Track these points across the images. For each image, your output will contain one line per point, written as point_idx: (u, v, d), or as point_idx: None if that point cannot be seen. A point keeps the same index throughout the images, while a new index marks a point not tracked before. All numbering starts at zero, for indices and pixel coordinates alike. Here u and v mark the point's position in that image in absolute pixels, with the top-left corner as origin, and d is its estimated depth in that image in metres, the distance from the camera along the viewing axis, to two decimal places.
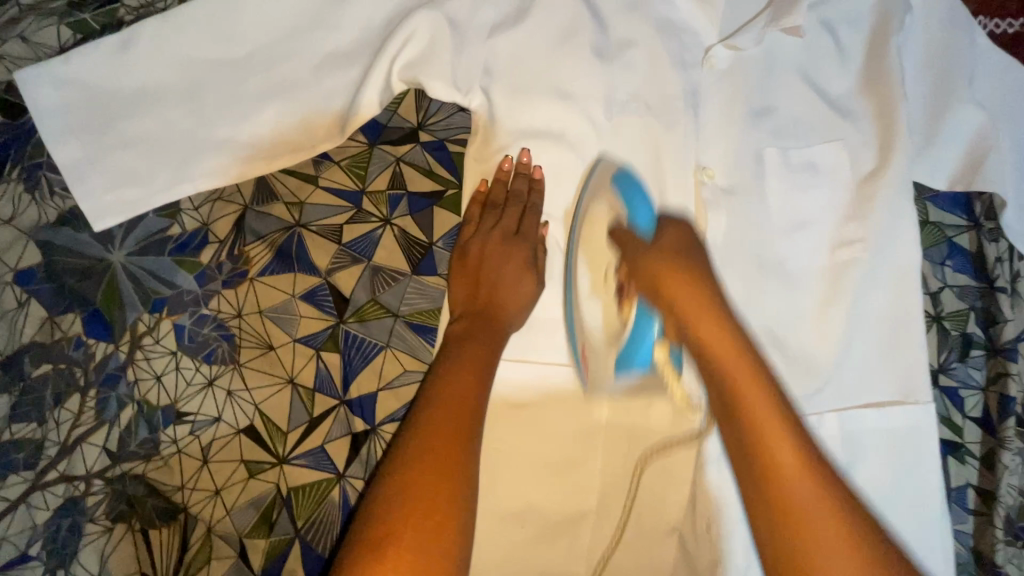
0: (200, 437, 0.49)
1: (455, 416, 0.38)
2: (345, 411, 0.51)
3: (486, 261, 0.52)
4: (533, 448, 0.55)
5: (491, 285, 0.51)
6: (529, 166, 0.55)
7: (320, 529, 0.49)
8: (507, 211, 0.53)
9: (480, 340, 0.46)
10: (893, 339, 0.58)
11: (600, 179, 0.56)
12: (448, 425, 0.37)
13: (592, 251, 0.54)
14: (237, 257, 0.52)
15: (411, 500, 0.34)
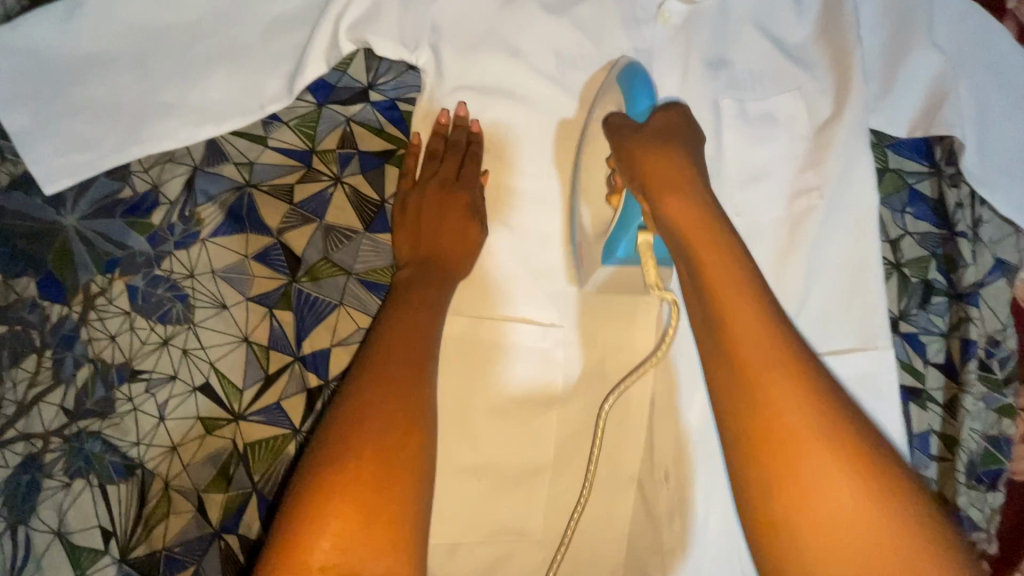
0: (155, 394, 0.50)
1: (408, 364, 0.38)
2: (299, 367, 0.52)
3: (429, 218, 0.52)
4: (486, 404, 0.55)
5: (434, 235, 0.51)
6: (467, 119, 0.55)
7: (276, 482, 0.50)
8: (446, 162, 0.53)
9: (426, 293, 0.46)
10: (850, 286, 0.58)
11: (609, 80, 0.52)
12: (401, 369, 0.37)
13: (591, 176, 0.52)
14: (189, 219, 0.52)
15: (360, 447, 0.33)
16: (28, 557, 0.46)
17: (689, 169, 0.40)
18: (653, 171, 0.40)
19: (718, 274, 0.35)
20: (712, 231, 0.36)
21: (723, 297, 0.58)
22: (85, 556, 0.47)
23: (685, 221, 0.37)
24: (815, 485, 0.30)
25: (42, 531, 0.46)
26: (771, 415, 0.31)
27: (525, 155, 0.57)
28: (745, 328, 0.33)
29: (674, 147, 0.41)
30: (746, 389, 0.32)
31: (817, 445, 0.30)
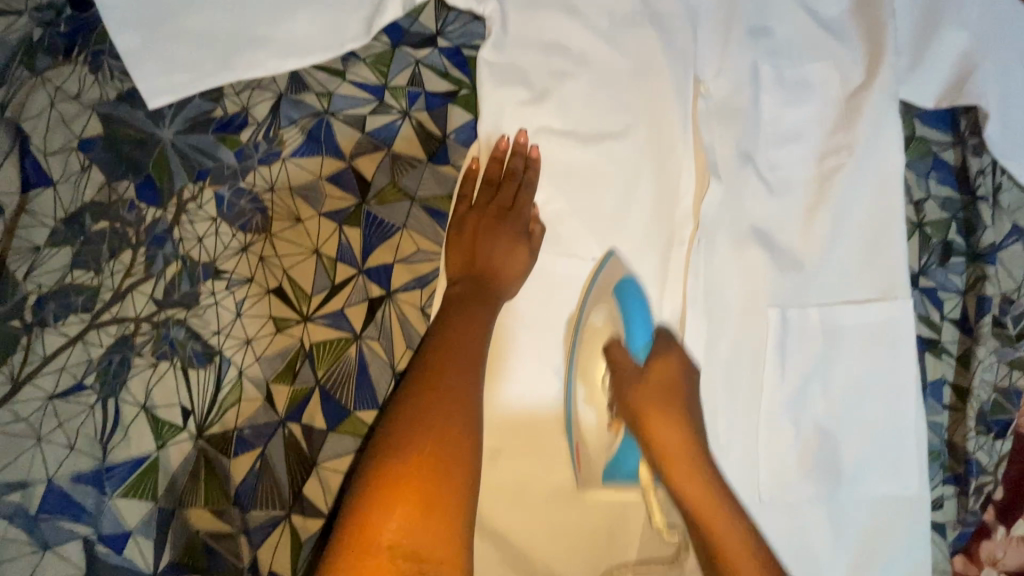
0: (234, 293, 0.55)
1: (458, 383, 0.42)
2: (363, 279, 0.57)
3: (484, 233, 0.56)
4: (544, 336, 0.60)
5: (489, 258, 0.55)
6: (526, 146, 0.59)
7: (339, 379, 0.55)
8: (504, 188, 0.58)
9: (472, 313, 0.51)
10: (874, 239, 0.62)
11: (601, 288, 0.60)
12: (452, 379, 0.42)
13: (586, 368, 0.58)
14: (272, 139, 0.57)
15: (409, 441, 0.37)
16: (117, 425, 0.51)
17: (662, 405, 0.53)
18: (650, 420, 0.52)
19: (658, 423, 0.52)
20: (686, 455, 0.51)
21: (751, 241, 0.61)
22: (166, 429, 0.52)
23: (670, 454, 0.51)
24: (728, 546, 0.47)
25: (130, 403, 0.51)
26: (715, 526, 0.48)
27: (576, 104, 0.63)
28: (710, 514, 0.48)
29: (670, 393, 0.54)
30: (716, 558, 0.47)
31: (726, 523, 0.48)
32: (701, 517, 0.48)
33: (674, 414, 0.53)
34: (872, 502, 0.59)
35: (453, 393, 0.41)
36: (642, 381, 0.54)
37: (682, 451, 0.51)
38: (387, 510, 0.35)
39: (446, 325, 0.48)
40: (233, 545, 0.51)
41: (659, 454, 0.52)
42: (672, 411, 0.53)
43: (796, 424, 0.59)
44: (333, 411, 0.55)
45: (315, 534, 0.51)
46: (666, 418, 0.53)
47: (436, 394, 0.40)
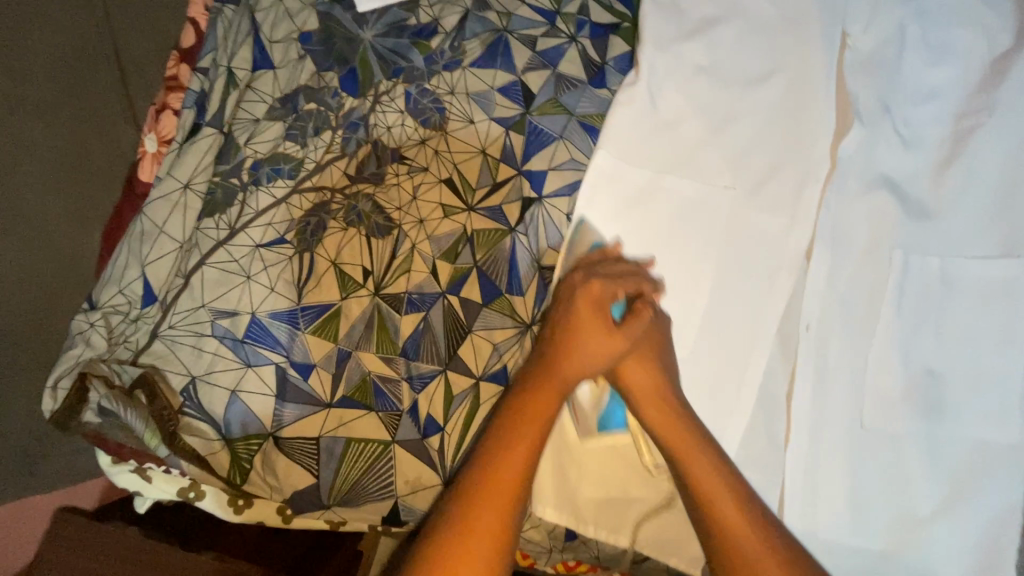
0: (413, 177, 0.63)
1: (497, 506, 0.47)
2: (520, 180, 0.64)
3: (587, 309, 0.56)
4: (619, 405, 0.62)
5: (582, 337, 0.55)
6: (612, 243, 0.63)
7: (495, 264, 0.62)
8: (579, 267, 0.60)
9: (545, 402, 0.53)
10: (1003, 199, 0.64)
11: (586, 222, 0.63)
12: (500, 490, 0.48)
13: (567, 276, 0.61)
14: (457, 49, 0.65)
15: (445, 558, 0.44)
16: (311, 274, 0.60)
17: (651, 341, 0.58)
18: (631, 329, 0.56)
19: (675, 426, 0.55)
20: (713, 469, 0.53)
21: (882, 188, 0.65)
22: (349, 283, 0.60)
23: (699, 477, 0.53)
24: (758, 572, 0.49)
25: (323, 259, 0.60)
26: (727, 516, 0.51)
27: (727, 44, 0.67)
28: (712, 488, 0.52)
29: (647, 348, 0.58)
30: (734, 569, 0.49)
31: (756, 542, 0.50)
32: (709, 501, 0.52)
33: (654, 359, 0.58)
34: (972, 443, 0.62)
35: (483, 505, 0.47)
36: (631, 352, 0.57)
37: (708, 469, 0.53)
38: None
39: (496, 441, 0.50)
40: (397, 389, 0.59)
41: (652, 410, 0.56)
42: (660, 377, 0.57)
43: (903, 361, 0.63)
44: (488, 290, 0.62)
45: (467, 390, 0.59)
46: (648, 383, 0.57)
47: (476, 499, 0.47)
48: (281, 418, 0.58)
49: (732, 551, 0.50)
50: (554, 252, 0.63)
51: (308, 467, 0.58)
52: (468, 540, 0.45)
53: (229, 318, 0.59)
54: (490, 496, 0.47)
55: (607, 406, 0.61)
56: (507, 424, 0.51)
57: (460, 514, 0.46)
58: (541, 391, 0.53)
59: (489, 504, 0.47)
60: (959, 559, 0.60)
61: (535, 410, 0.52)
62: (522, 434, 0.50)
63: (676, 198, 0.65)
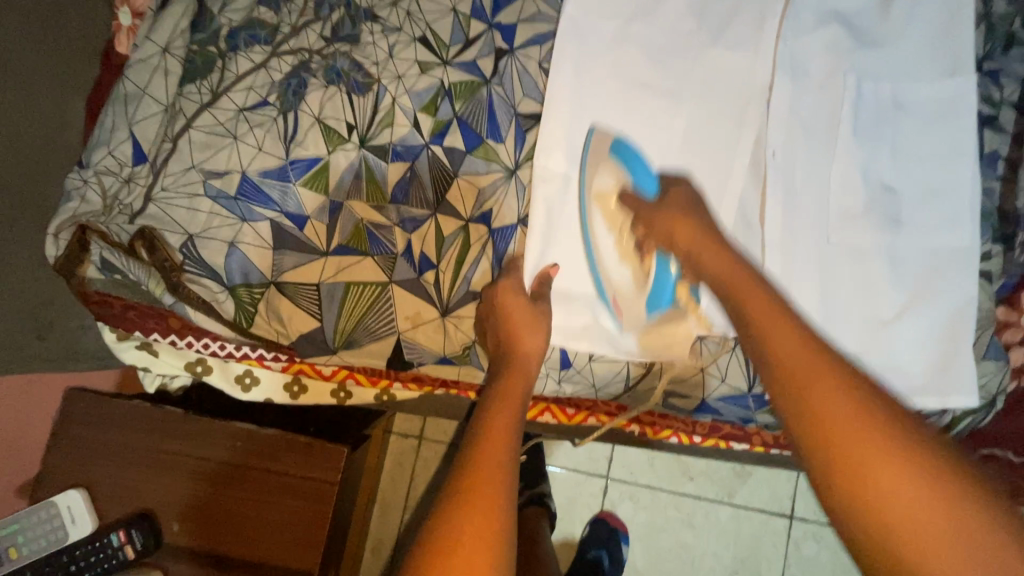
0: (388, 36, 0.65)
1: (502, 438, 0.53)
2: (493, 34, 0.66)
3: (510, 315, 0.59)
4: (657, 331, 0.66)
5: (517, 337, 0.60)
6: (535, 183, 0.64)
7: (474, 115, 0.65)
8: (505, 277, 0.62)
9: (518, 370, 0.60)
10: (945, 24, 0.69)
11: (597, 152, 0.66)
12: (493, 450, 0.52)
13: (608, 214, 0.65)
14: None
15: (467, 501, 0.48)
16: (297, 131, 0.62)
17: (681, 215, 0.61)
18: (681, 233, 0.60)
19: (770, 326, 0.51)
20: (811, 358, 0.48)
21: (834, 22, 0.69)
22: (334, 137, 0.62)
23: (791, 360, 0.49)
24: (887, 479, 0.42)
25: (308, 115, 0.62)
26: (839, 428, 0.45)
27: None
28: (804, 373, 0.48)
29: (686, 209, 0.62)
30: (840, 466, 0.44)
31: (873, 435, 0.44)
32: (808, 382, 0.47)
33: (686, 215, 0.61)
34: (926, 247, 0.67)
35: (490, 455, 0.51)
36: (666, 212, 0.62)
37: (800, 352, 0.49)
38: (461, 554, 0.45)
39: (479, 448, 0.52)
40: (389, 234, 0.62)
41: (695, 253, 0.60)
42: (702, 241, 0.60)
43: (863, 179, 0.68)
44: (470, 138, 0.64)
45: (457, 231, 0.62)
46: (690, 235, 0.60)
47: (484, 461, 0.51)
48: (280, 265, 0.60)
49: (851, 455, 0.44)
50: (530, 101, 0.66)
51: (311, 312, 0.60)
52: (482, 475, 0.49)
53: (220, 178, 0.61)
54: (487, 477, 0.49)
55: (654, 281, 0.65)
56: (484, 425, 0.54)
57: (454, 524, 0.46)
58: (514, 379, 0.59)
59: (488, 472, 0.50)
60: (926, 352, 0.66)
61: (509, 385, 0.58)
62: (497, 433, 0.53)
63: (643, 44, 0.68)
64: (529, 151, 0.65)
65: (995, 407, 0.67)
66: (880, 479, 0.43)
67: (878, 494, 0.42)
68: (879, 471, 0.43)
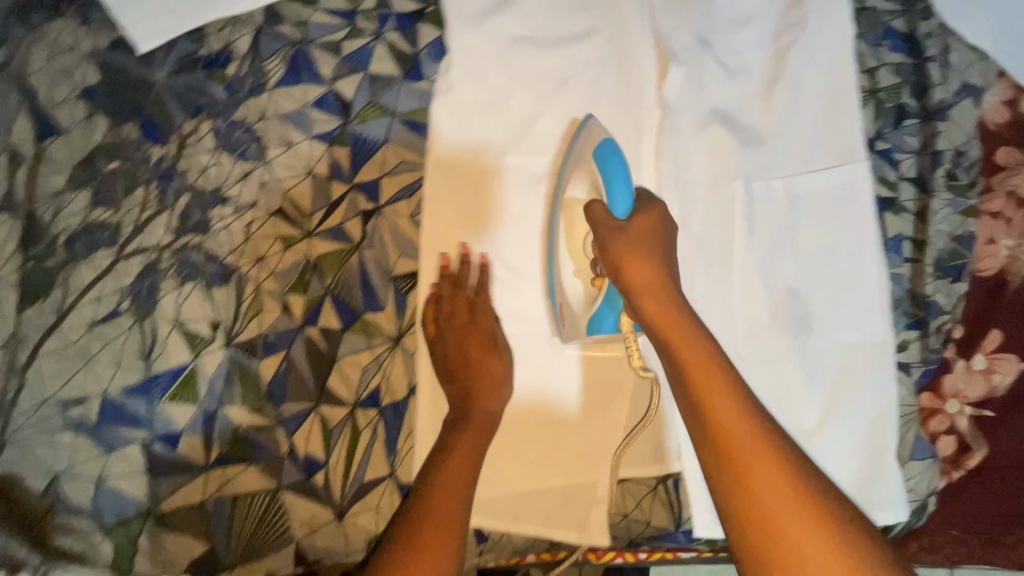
0: (242, 216, 0.60)
1: (453, 479, 0.52)
2: (355, 194, 0.62)
3: (473, 329, 0.61)
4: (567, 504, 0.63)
5: (468, 384, 0.59)
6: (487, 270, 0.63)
7: (346, 286, 0.60)
8: (474, 300, 0.62)
9: (472, 435, 0.57)
10: (829, 109, 0.66)
11: (578, 153, 0.61)
12: (442, 500, 0.51)
13: (573, 235, 0.61)
14: (257, 72, 0.61)
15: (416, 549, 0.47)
16: (156, 341, 0.57)
17: (635, 246, 0.54)
18: (633, 266, 0.53)
19: (682, 339, 0.49)
20: (715, 373, 0.48)
21: (716, 123, 0.65)
22: (198, 341, 0.57)
23: (695, 369, 0.48)
24: (773, 508, 0.43)
25: (165, 321, 0.57)
26: (732, 441, 0.45)
27: (537, 7, 0.65)
28: (700, 373, 0.48)
29: (646, 241, 0.54)
30: (739, 475, 0.44)
31: (771, 473, 0.44)
32: (704, 395, 0.47)
33: (651, 253, 0.54)
34: (837, 347, 0.64)
35: (440, 509, 0.50)
36: (626, 235, 0.54)
37: (704, 370, 0.48)
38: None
39: (437, 478, 0.52)
40: (272, 435, 0.58)
41: (638, 298, 0.52)
42: (660, 283, 0.52)
43: (766, 284, 0.64)
44: (345, 313, 0.60)
45: (345, 419, 0.58)
46: (646, 279, 0.52)
47: (433, 521, 0.49)
48: (158, 493, 0.55)
49: (749, 481, 0.44)
50: (406, 260, 0.62)
51: (198, 532, 0.56)
52: (435, 514, 0.49)
53: (77, 406, 0.54)
54: (433, 536, 0.48)
55: (597, 308, 0.58)
56: (428, 478, 0.53)
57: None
58: (465, 433, 0.57)
59: (439, 529, 0.48)
60: (850, 461, 0.63)
61: (467, 441, 0.56)
62: (449, 475, 0.53)
63: (519, 177, 0.64)
64: (413, 317, 0.61)
65: (927, 508, 0.65)
66: (767, 499, 0.43)
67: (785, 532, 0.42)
68: (768, 495, 0.43)
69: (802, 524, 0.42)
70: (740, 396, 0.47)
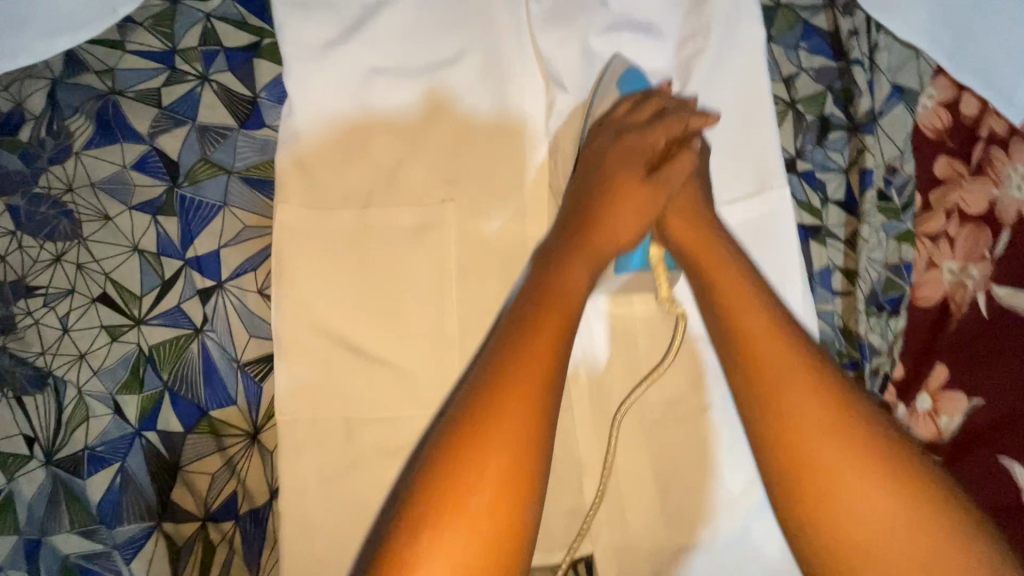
0: (55, 307, 0.51)
1: (514, 435, 0.36)
2: (190, 271, 0.52)
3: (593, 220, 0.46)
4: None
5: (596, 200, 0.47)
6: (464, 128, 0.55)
7: (185, 379, 0.52)
8: (610, 164, 0.48)
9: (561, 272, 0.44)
10: (741, 130, 0.57)
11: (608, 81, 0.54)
12: (503, 406, 0.36)
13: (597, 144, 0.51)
14: (59, 133, 0.52)
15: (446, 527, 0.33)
16: None
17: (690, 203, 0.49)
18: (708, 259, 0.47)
19: (724, 276, 0.46)
20: (772, 330, 0.43)
21: None
22: (10, 461, 0.49)
23: (744, 328, 0.43)
24: (838, 464, 0.38)
25: None
26: (785, 394, 0.41)
27: (396, 30, 0.55)
28: (758, 343, 0.43)
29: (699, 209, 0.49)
30: (781, 424, 0.41)
31: (835, 436, 0.39)
32: (726, 294, 0.45)
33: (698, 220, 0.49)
34: None
35: (480, 464, 0.35)
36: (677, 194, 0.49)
37: (763, 330, 0.43)
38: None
39: (467, 450, 0.35)
40: (108, 562, 0.49)
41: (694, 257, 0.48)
42: (722, 257, 0.47)
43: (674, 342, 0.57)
44: (186, 412, 0.52)
45: (195, 534, 0.51)
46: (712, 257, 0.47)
47: (466, 451, 0.35)
48: None
49: (797, 432, 0.40)
50: (258, 342, 0.54)
51: None
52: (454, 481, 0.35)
53: None
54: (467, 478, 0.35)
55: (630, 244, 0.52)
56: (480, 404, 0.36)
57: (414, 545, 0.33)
58: (543, 323, 0.40)
59: (473, 473, 0.35)
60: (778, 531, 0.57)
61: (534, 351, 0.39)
62: (505, 420, 0.36)
63: (386, 233, 0.55)
64: (269, 409, 0.54)
65: None
66: (841, 473, 0.38)
67: (850, 496, 0.38)
68: (849, 473, 0.38)
69: (856, 463, 0.38)
70: (787, 330, 0.43)
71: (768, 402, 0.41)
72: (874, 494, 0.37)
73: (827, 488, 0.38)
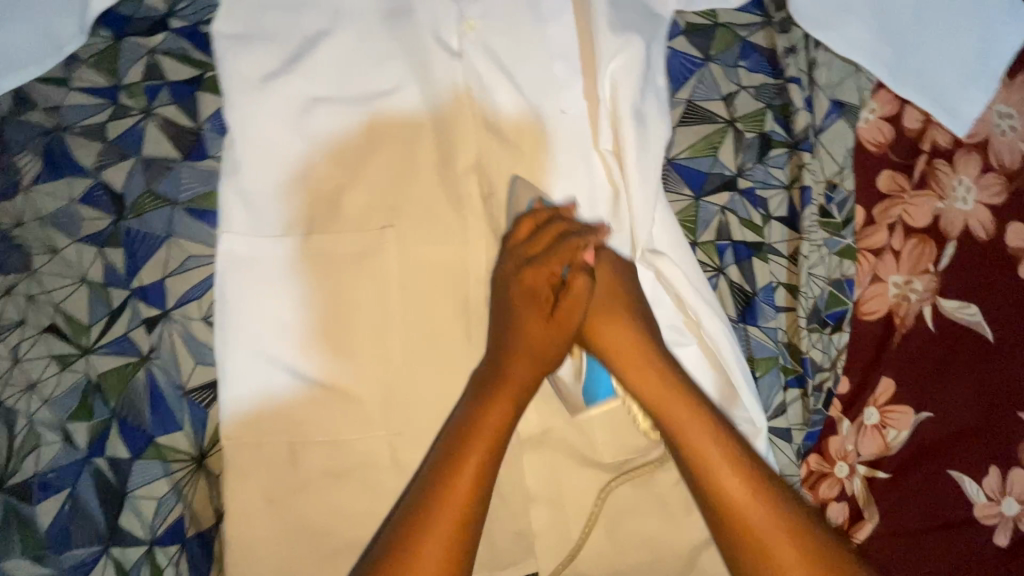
0: (7, 338, 0.52)
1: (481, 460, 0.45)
2: (137, 301, 0.54)
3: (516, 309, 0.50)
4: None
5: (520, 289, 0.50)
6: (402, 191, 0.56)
7: (132, 407, 0.53)
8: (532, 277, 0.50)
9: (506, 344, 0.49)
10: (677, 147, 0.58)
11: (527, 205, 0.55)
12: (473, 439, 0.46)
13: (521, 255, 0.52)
14: (8, 168, 0.54)
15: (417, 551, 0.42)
16: None
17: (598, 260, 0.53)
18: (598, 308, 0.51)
19: (609, 330, 0.51)
20: (636, 352, 0.51)
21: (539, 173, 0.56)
22: None
23: (623, 352, 0.51)
24: (731, 484, 0.46)
25: None
26: (669, 415, 0.49)
27: (337, 60, 0.57)
28: (634, 361, 0.50)
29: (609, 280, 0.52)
30: (690, 455, 0.48)
31: (715, 443, 0.47)
32: (631, 359, 0.51)
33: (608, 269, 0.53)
34: None
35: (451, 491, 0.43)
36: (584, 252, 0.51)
37: (658, 386, 0.50)
38: None
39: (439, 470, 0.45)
40: None
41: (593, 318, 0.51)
42: (616, 308, 0.52)
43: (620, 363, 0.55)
44: (134, 439, 0.53)
45: (144, 559, 0.52)
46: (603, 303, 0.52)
47: (450, 496, 0.43)
48: None
49: (696, 463, 0.47)
50: (204, 369, 0.54)
51: None
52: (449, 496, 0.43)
53: None
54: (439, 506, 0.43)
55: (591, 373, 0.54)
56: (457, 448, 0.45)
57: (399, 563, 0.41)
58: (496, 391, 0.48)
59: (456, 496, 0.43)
60: None
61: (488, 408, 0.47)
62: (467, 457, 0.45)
63: (328, 260, 0.56)
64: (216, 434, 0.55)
65: None
66: (723, 474, 0.46)
67: (743, 511, 0.45)
68: (725, 474, 0.46)
69: (747, 489, 0.45)
70: (670, 378, 0.50)
71: (691, 458, 0.48)
72: (773, 532, 0.44)
73: (735, 521, 0.45)
